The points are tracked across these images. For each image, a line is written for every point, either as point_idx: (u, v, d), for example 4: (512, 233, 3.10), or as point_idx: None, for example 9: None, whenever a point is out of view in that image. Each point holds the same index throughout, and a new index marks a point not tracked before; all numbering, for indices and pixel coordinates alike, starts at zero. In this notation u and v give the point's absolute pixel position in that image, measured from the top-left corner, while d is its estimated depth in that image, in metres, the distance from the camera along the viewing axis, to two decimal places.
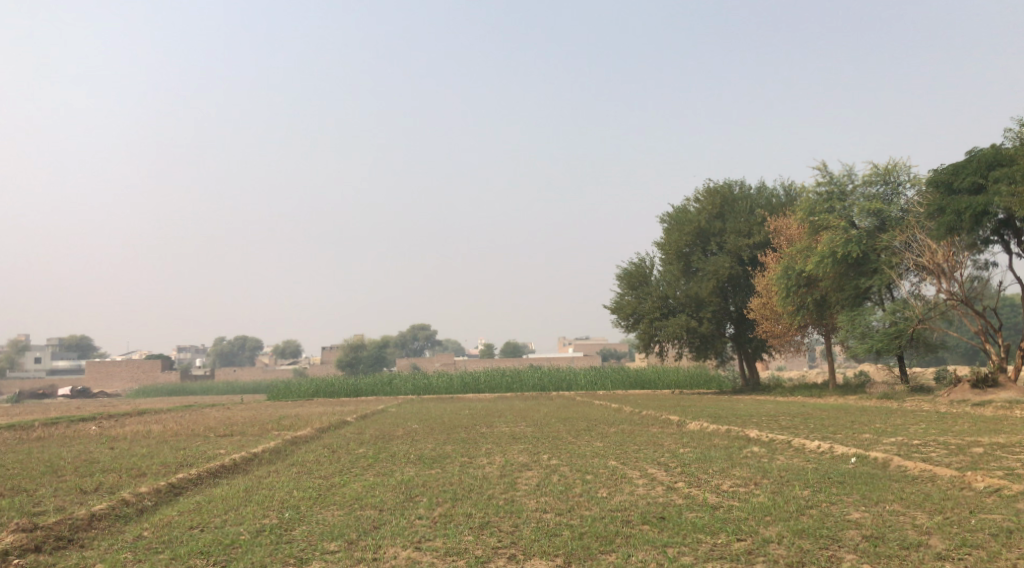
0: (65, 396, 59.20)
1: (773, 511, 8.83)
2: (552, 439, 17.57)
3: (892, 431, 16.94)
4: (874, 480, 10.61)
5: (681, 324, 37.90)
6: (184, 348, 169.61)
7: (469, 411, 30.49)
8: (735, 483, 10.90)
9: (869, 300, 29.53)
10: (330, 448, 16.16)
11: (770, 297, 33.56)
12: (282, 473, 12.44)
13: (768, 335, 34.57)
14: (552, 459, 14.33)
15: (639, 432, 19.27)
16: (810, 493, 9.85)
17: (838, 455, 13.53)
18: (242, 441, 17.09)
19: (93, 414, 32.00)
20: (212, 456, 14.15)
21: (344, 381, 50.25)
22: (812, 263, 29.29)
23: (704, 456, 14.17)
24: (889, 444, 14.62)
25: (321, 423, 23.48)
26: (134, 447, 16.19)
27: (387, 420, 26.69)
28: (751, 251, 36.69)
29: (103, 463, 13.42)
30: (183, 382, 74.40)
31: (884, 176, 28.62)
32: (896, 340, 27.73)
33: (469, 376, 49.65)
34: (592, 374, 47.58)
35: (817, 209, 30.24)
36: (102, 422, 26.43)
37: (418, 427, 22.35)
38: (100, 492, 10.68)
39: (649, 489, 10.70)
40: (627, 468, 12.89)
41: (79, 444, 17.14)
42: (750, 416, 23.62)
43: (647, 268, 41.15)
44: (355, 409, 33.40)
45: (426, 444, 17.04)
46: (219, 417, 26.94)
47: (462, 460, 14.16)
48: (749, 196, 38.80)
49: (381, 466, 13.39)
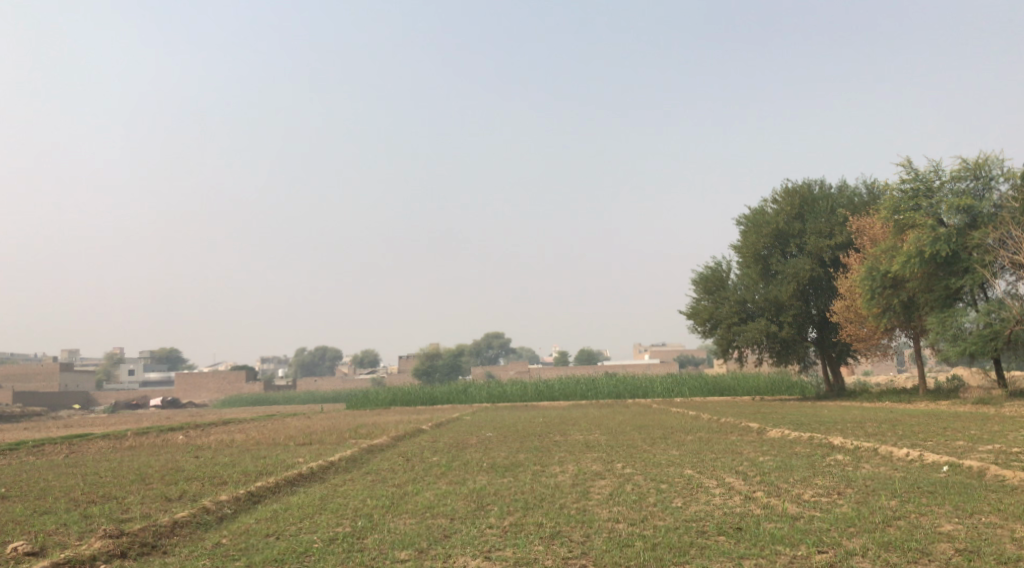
0: (157, 407, 62.24)
1: (857, 523, 8.43)
2: (626, 448, 17.38)
3: (989, 439, 16.03)
4: (968, 490, 10.01)
5: (760, 328, 36.84)
6: (269, 360, 175.99)
7: (543, 419, 30.39)
8: (818, 493, 10.47)
9: (962, 300, 28.03)
10: (405, 456, 16.39)
11: (853, 299, 32.29)
12: (357, 481, 12.66)
13: (853, 339, 33.26)
14: (627, 467, 14.12)
15: (717, 440, 18.79)
16: (898, 503, 9.37)
17: (930, 464, 12.86)
18: (320, 450, 17.51)
19: (183, 424, 33.48)
20: (290, 465, 14.55)
21: (421, 390, 50.98)
22: (898, 263, 28.02)
23: (785, 464, 13.70)
24: (986, 452, 13.80)
25: (398, 431, 23.91)
26: (218, 456, 16.81)
27: (462, 428, 26.92)
28: (833, 253, 35.43)
29: (188, 472, 13.95)
30: (266, 392, 77.06)
31: (974, 171, 27.14)
32: (991, 343, 26.23)
33: (544, 384, 49.61)
34: (668, 381, 46.77)
35: (903, 207, 28.90)
36: (191, 432, 27.62)
37: (492, 435, 22.46)
38: (183, 500, 11.09)
39: (725, 498, 10.38)
40: (704, 477, 12.57)
41: (168, 453, 17.90)
42: (834, 423, 22.75)
43: (723, 272, 40.25)
44: (430, 418, 33.87)
45: (499, 452, 17.10)
46: (300, 427, 27.76)
47: (535, 469, 14.11)
48: (829, 195, 37.45)
49: (454, 474, 13.47)
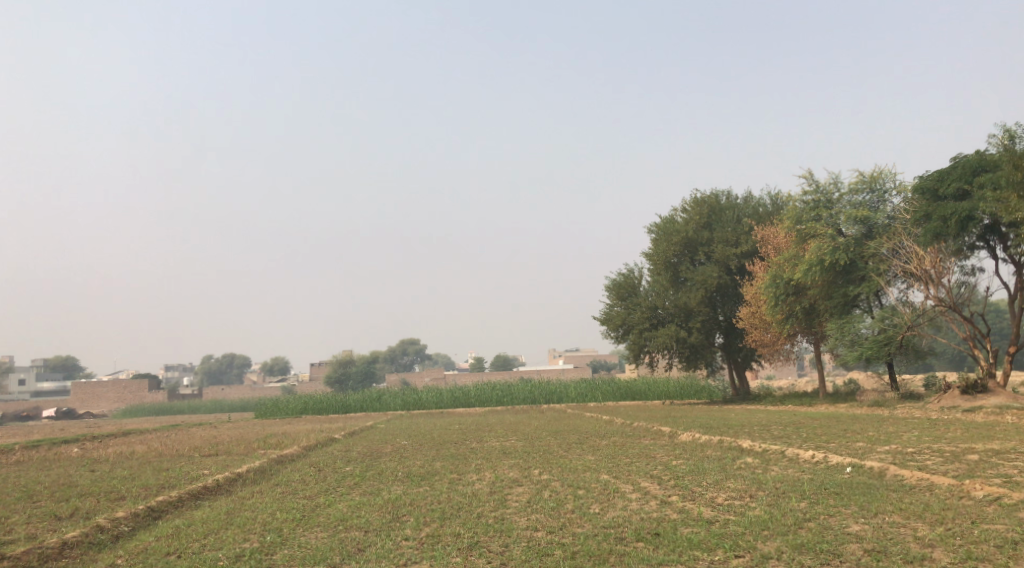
0: (47, 419, 58.39)
1: (769, 525, 8.59)
2: (542, 453, 17.33)
3: (885, 439, 16.81)
4: (871, 490, 10.41)
5: (670, 334, 37.70)
6: (172, 368, 168.50)
7: (459, 426, 30.08)
8: (731, 496, 10.67)
9: (858, 307, 29.47)
10: (316, 467, 15.82)
11: (758, 305, 33.48)
12: (266, 494, 12.10)
13: (758, 344, 34.47)
14: (544, 473, 14.05)
15: (631, 444, 19.02)
16: (807, 505, 9.64)
17: (833, 465, 13.35)
18: (227, 461, 16.73)
19: (75, 436, 31.48)
20: (194, 477, 13.81)
21: (333, 398, 49.81)
22: (800, 271, 29.27)
23: (698, 467, 13.96)
24: (884, 453, 14.44)
25: (309, 441, 23.15)
26: (115, 469, 15.84)
27: (377, 436, 26.35)
28: (739, 260, 36.68)
29: (81, 487, 13.01)
30: (169, 401, 73.61)
31: (870, 184, 28.67)
32: (885, 348, 27.65)
33: (459, 390, 49.28)
34: (582, 386, 47.29)
35: (804, 218, 30.22)
36: (84, 443, 25.95)
37: (407, 443, 22.06)
38: (75, 518, 10.30)
39: (642, 503, 10.44)
40: (621, 482, 12.62)
41: (58, 467, 16.70)
42: (742, 426, 23.45)
43: (635, 278, 41.09)
44: (343, 426, 33.02)
45: (414, 460, 16.76)
46: (205, 437, 26.53)
47: (451, 477, 13.88)
48: (735, 205, 38.83)
49: (368, 484, 13.09)
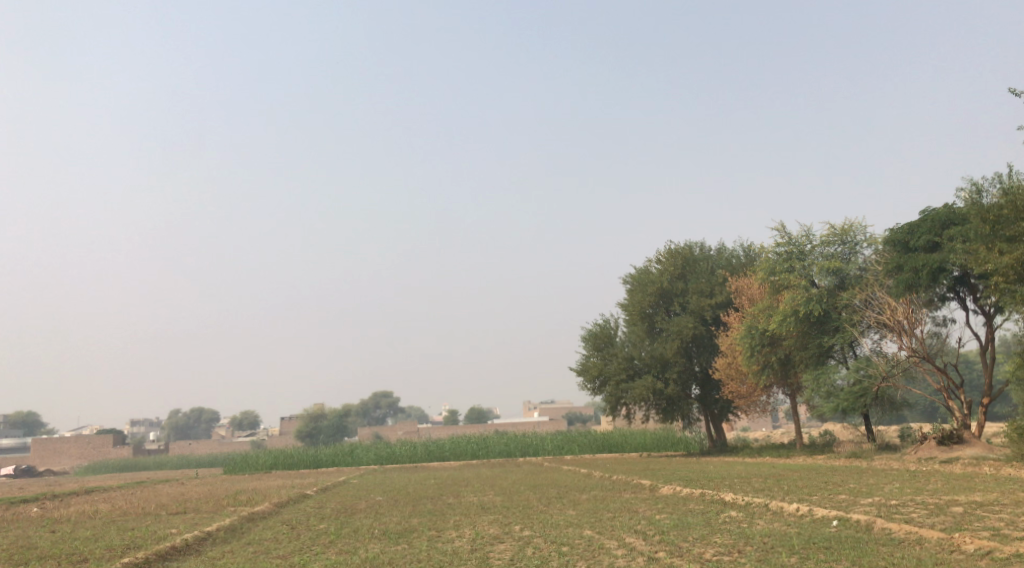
0: (6, 477, 56.32)
1: None
2: (523, 508, 16.93)
3: (868, 491, 16.69)
4: (860, 545, 10.24)
5: (647, 385, 37.55)
6: (139, 423, 164.10)
7: (435, 481, 29.44)
8: (719, 552, 10.44)
9: (833, 358, 29.60)
10: (289, 524, 15.28)
11: (734, 356, 33.54)
12: (237, 554, 11.58)
13: (734, 395, 34.40)
14: (525, 530, 13.66)
15: (611, 498, 18.67)
16: (798, 560, 9.45)
17: (819, 518, 13.16)
18: (196, 519, 16.09)
19: (36, 494, 30.32)
20: (161, 537, 13.22)
21: (305, 453, 48.65)
22: (775, 321, 29.49)
23: (682, 522, 13.68)
24: (868, 505, 14.29)
25: (280, 497, 22.45)
26: (77, 529, 15.16)
27: (351, 492, 25.66)
28: (713, 311, 36.89)
29: (42, 549, 12.39)
30: (135, 457, 71.43)
31: (841, 236, 29.14)
32: (861, 398, 27.74)
33: (435, 444, 48.40)
34: (559, 439, 46.76)
35: (778, 269, 30.54)
36: (45, 503, 24.91)
37: (382, 499, 21.44)
38: None
39: (629, 560, 10.16)
40: (605, 538, 12.29)
41: (18, 528, 15.96)
42: (722, 479, 23.22)
43: (611, 329, 41.10)
44: (315, 482, 32.11)
45: (391, 517, 16.26)
46: (172, 494, 25.64)
47: (430, 534, 13.46)
48: (709, 257, 39.21)
49: (343, 543, 12.60)
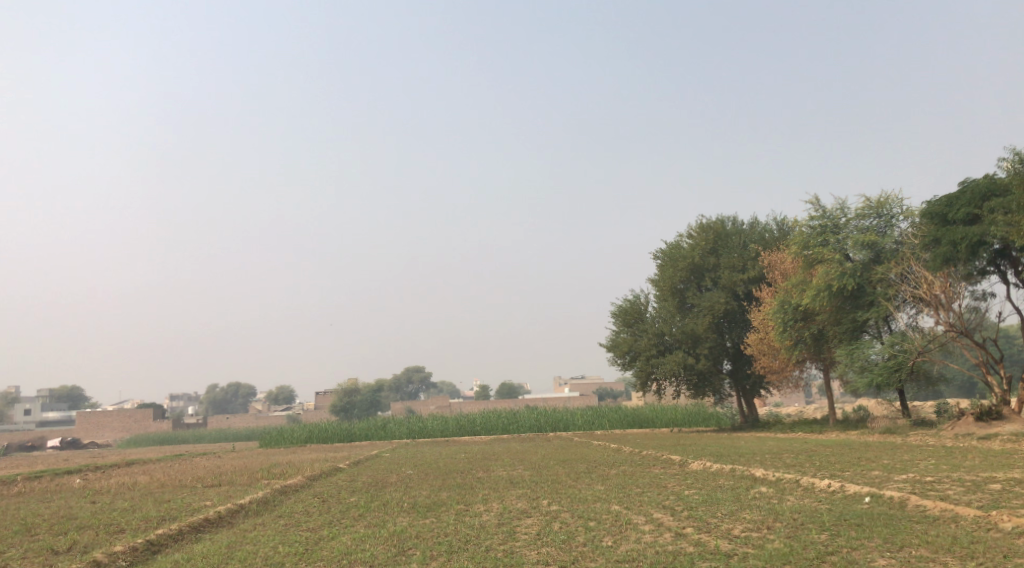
0: (52, 449, 58.15)
1: (791, 559, 8.25)
2: (551, 483, 16.97)
3: (902, 468, 16.40)
4: (894, 522, 10.06)
5: (677, 361, 37.32)
6: (177, 398, 168.10)
7: (466, 455, 29.66)
8: (748, 528, 10.33)
9: (867, 333, 29.09)
10: (320, 498, 15.47)
11: (766, 331, 33.12)
12: (268, 526, 11.77)
13: (766, 371, 34.01)
14: (553, 504, 13.67)
15: (641, 473, 18.63)
16: (828, 537, 9.31)
17: (851, 495, 12.97)
18: (230, 492, 16.41)
19: (78, 466, 31.24)
20: (196, 509, 13.48)
21: (338, 427, 49.37)
22: (808, 296, 28.99)
23: (711, 497, 13.59)
24: (902, 482, 14.06)
25: (313, 471, 22.83)
26: (116, 500, 15.52)
27: (382, 466, 25.98)
28: (746, 286, 36.43)
29: (81, 520, 12.70)
30: (174, 430, 73.18)
31: (877, 209, 28.45)
32: (896, 373, 27.26)
33: (465, 418, 48.80)
34: (589, 414, 46.79)
35: (811, 243, 29.97)
36: (87, 474, 25.64)
37: (412, 473, 21.66)
38: (72, 552, 9.96)
39: (656, 536, 10.10)
40: (632, 513, 12.26)
41: (60, 498, 16.44)
42: (753, 454, 23.05)
43: (641, 305, 40.82)
44: (347, 456, 32.55)
45: (421, 491, 16.41)
46: (209, 467, 26.22)
47: (458, 508, 13.55)
48: (741, 231, 38.59)
49: (373, 516, 12.73)
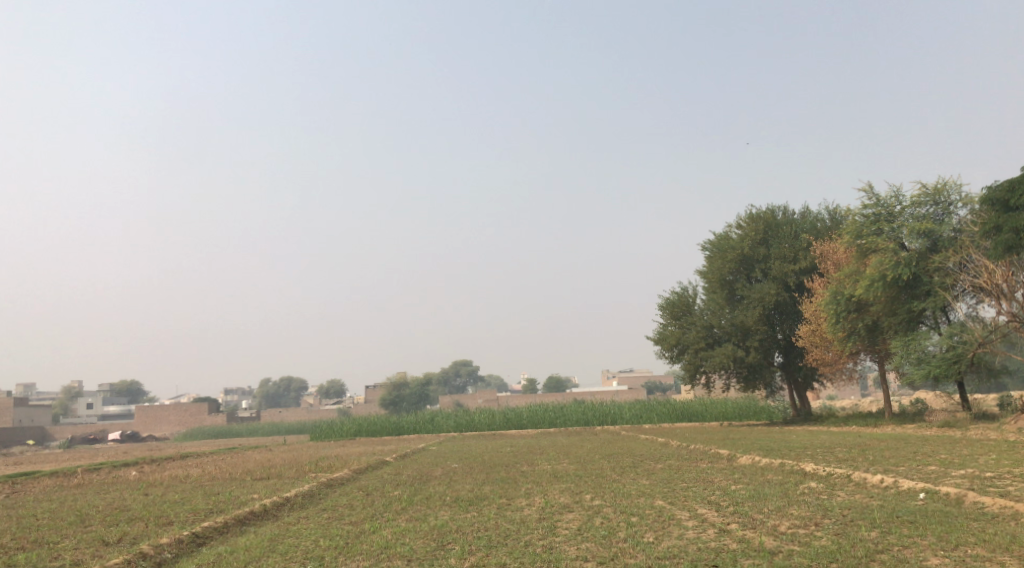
0: (114, 442, 60.23)
1: (838, 557, 7.95)
2: (595, 477, 16.83)
3: (961, 463, 15.81)
4: (949, 519, 9.67)
5: (727, 353, 36.70)
6: (232, 392, 172.66)
7: (511, 449, 29.65)
8: (795, 525, 10.03)
9: (924, 324, 28.15)
10: (365, 491, 15.63)
11: (819, 323, 32.29)
12: (311, 519, 11.90)
13: (819, 363, 33.17)
14: (596, 499, 13.54)
15: (687, 468, 18.35)
16: (879, 534, 8.99)
17: (905, 490, 12.54)
18: (277, 484, 16.70)
19: (136, 459, 32.22)
20: (243, 502, 13.74)
21: (387, 420, 49.97)
22: (861, 287, 28.13)
23: (758, 493, 13.28)
24: (960, 477, 13.54)
25: (360, 464, 23.09)
26: (168, 493, 15.94)
27: (428, 459, 26.18)
28: (797, 277, 35.57)
29: (133, 512, 13.03)
30: (229, 424, 75.01)
31: (934, 196, 27.41)
32: (955, 365, 26.32)
33: (512, 412, 48.93)
34: (637, 408, 46.38)
35: (865, 232, 29.05)
36: (143, 467, 26.42)
37: (457, 467, 21.74)
38: (121, 544, 10.22)
39: (699, 532, 9.88)
40: (676, 509, 12.05)
41: (116, 490, 16.96)
42: (803, 448, 22.51)
43: (689, 297, 40.22)
44: (395, 449, 32.92)
45: (464, 484, 16.46)
46: (259, 460, 26.75)
47: (500, 502, 13.50)
48: (792, 221, 37.66)
49: (415, 510, 12.77)
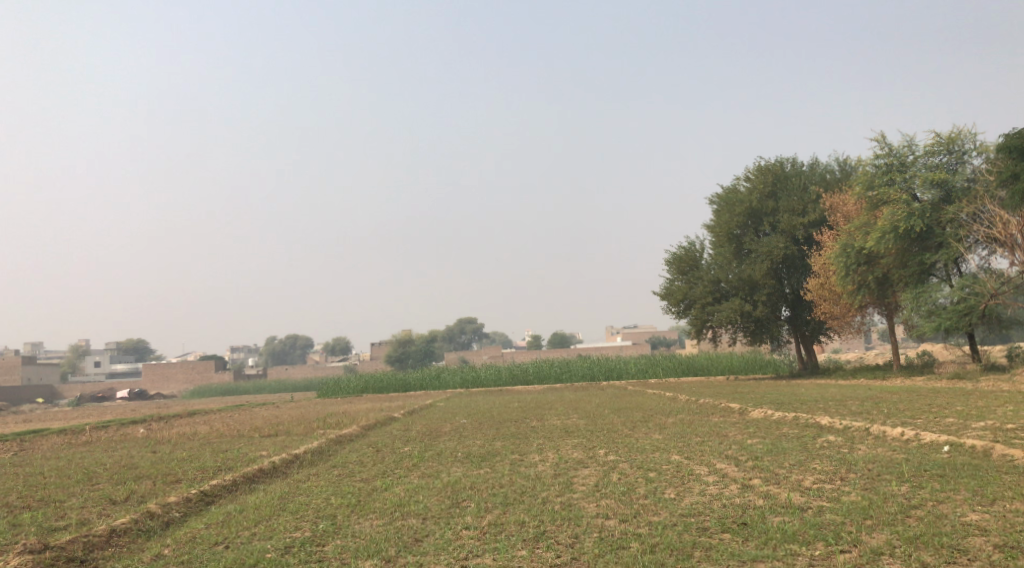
0: (122, 400, 60.57)
1: (872, 514, 7.62)
2: (607, 432, 16.58)
3: (979, 415, 15.49)
4: (981, 473, 9.33)
5: (734, 308, 36.28)
6: (238, 350, 173.86)
7: (520, 404, 29.47)
8: (819, 479, 9.75)
9: (935, 276, 27.66)
10: (374, 447, 15.44)
11: (828, 276, 31.80)
12: (321, 477, 11.69)
13: (827, 316, 32.75)
14: (610, 454, 13.27)
15: (700, 422, 18.08)
16: (910, 489, 8.66)
17: (928, 443, 12.23)
18: (285, 441, 16.49)
19: (143, 416, 32.14)
20: (252, 459, 13.52)
21: (393, 376, 49.98)
22: (873, 239, 27.52)
23: (776, 447, 13.00)
24: (982, 430, 13.21)
25: (368, 420, 22.96)
26: (176, 451, 15.75)
27: (436, 415, 26.00)
28: (806, 230, 34.98)
29: (140, 470, 12.82)
30: (236, 381, 75.28)
31: (948, 145, 26.67)
32: (966, 317, 25.93)
33: (518, 367, 48.90)
34: (643, 362, 46.21)
35: (876, 182, 28.39)
36: (150, 424, 26.34)
37: (466, 422, 21.53)
38: (129, 502, 9.96)
39: (721, 487, 9.59)
40: (694, 464, 11.78)
41: (124, 448, 16.81)
42: (815, 402, 22.27)
43: (696, 252, 39.71)
44: (402, 405, 32.79)
45: (474, 440, 16.24)
46: (266, 417, 26.60)
47: (513, 458, 13.27)
48: (802, 173, 36.94)
49: (426, 466, 12.55)
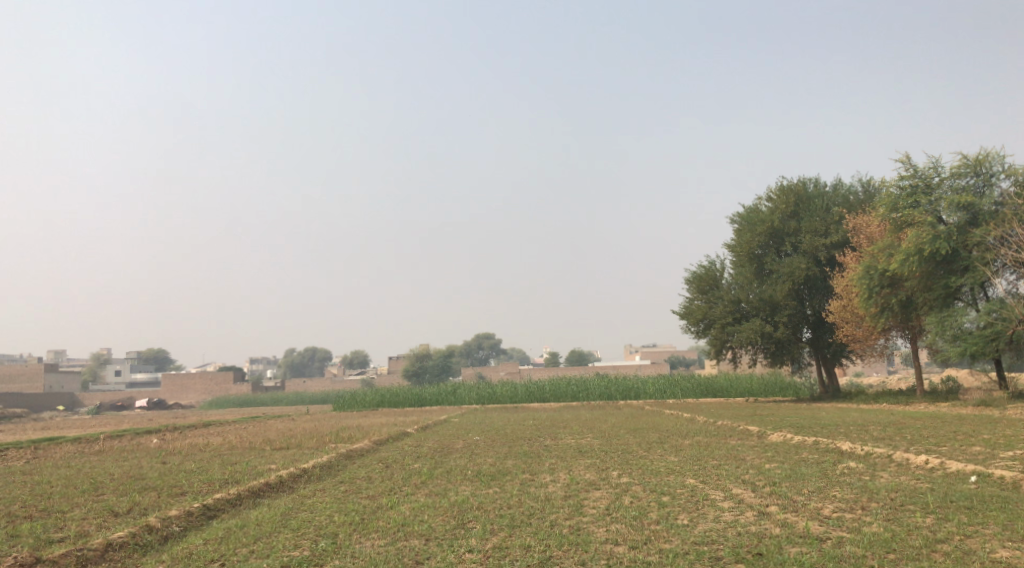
0: (140, 410, 60.88)
1: (895, 547, 7.26)
2: (621, 453, 16.22)
3: (1007, 444, 14.95)
4: (1009, 506, 8.90)
5: (754, 329, 35.77)
6: (258, 361, 174.81)
7: (535, 422, 29.13)
8: (839, 508, 9.37)
9: (961, 300, 27.05)
10: (384, 463, 15.22)
11: (850, 298, 31.24)
12: (327, 493, 11.48)
13: (849, 339, 32.13)
14: (623, 477, 12.93)
15: (716, 445, 17.67)
16: (935, 521, 8.28)
17: (953, 473, 11.78)
18: (295, 455, 16.32)
19: (160, 426, 32.14)
20: (259, 472, 13.36)
21: (409, 391, 49.79)
22: (897, 261, 26.99)
23: (795, 472, 12.60)
24: (1009, 460, 12.73)
25: (381, 435, 22.74)
26: (186, 462, 15.64)
27: (450, 431, 25.73)
28: (828, 251, 34.44)
29: (147, 481, 12.71)
30: (254, 393, 75.50)
31: (975, 168, 26.16)
32: (992, 343, 25.29)
33: (535, 384, 48.48)
34: (661, 382, 45.65)
35: (901, 204, 27.90)
36: (165, 435, 26.33)
37: (479, 440, 21.26)
38: (130, 515, 9.81)
39: (737, 514, 9.25)
40: (709, 488, 11.42)
41: (135, 458, 16.73)
42: (835, 426, 21.73)
43: (717, 271, 39.26)
44: (417, 421, 32.59)
45: (485, 458, 15.96)
46: (280, 430, 26.46)
47: (523, 478, 12.98)
48: (824, 193, 36.46)
49: (434, 484, 12.29)
